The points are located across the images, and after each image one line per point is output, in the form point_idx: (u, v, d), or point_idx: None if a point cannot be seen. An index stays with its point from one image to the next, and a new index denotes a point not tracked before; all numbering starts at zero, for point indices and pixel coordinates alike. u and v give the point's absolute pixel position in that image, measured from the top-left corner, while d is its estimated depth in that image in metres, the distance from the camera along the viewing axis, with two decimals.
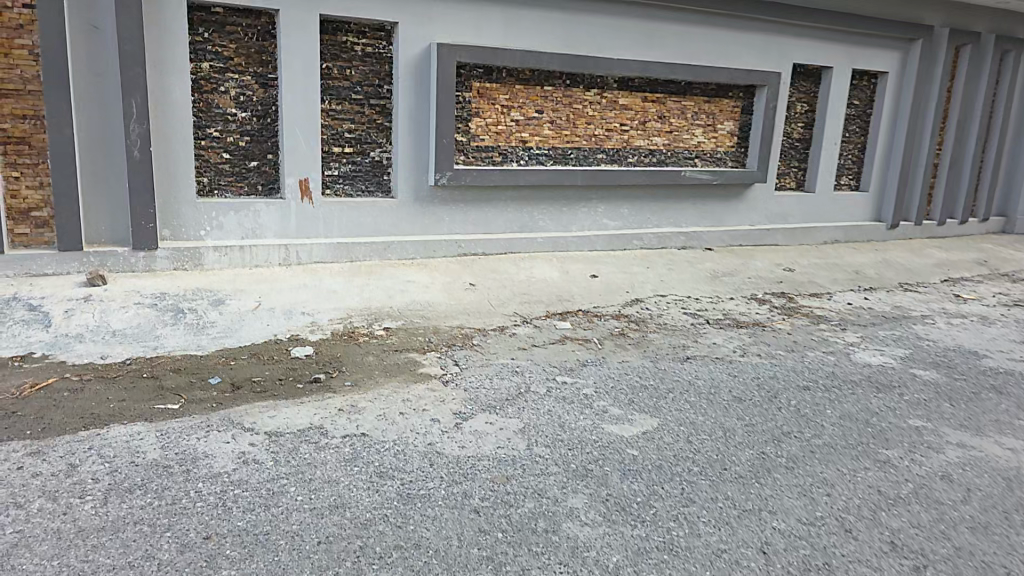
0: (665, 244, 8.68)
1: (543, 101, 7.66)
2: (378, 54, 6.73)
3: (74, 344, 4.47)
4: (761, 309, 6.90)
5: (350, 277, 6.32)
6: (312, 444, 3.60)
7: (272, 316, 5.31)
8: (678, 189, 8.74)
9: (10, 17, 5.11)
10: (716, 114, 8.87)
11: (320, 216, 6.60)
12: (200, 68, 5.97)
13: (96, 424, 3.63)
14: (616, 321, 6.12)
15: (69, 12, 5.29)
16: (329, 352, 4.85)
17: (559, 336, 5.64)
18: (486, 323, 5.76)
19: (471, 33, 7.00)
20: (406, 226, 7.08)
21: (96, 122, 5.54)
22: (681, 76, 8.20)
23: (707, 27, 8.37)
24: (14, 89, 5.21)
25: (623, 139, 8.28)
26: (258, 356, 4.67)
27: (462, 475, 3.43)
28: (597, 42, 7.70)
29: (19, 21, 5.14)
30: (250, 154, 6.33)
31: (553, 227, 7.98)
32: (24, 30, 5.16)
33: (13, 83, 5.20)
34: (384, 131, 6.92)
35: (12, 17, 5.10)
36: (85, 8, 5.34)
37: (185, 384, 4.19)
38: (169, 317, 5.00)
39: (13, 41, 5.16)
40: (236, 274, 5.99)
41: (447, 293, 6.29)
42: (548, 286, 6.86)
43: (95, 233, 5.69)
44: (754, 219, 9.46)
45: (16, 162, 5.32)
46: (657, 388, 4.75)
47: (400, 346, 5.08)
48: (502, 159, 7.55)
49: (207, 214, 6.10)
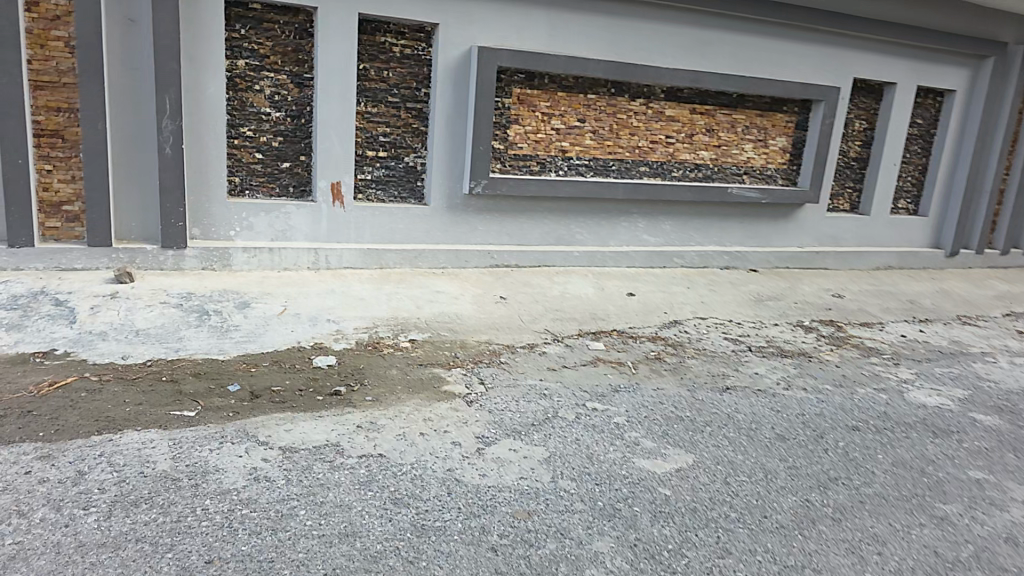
0: (706, 263, 8.37)
1: (584, 110, 7.43)
2: (416, 56, 6.59)
3: (97, 342, 4.41)
4: (808, 339, 6.59)
5: (379, 284, 6.20)
6: (326, 463, 3.44)
7: (298, 322, 5.20)
8: (722, 206, 8.41)
9: (47, 7, 5.10)
10: (769, 129, 8.55)
11: (351, 221, 6.51)
12: (236, 66, 5.91)
13: (109, 429, 3.51)
14: (651, 344, 5.87)
15: (107, 5, 5.28)
16: (352, 363, 4.71)
17: (590, 357, 5.41)
18: (516, 340, 5.57)
19: (514, 38, 6.82)
20: (438, 235, 6.95)
21: (129, 117, 5.52)
22: (730, 88, 7.88)
23: (760, 37, 8.04)
24: (50, 81, 5.21)
25: (667, 152, 8.00)
26: (280, 364, 4.56)
27: (481, 508, 3.22)
28: (644, 50, 7.44)
29: (56, 12, 5.13)
30: (283, 155, 6.25)
31: (590, 241, 7.74)
32: (61, 21, 5.15)
33: (49, 75, 5.19)
34: (419, 136, 6.79)
35: (50, 8, 5.08)
36: (122, 1, 5.32)
37: (204, 390, 4.06)
38: (194, 319, 4.93)
39: (50, 32, 5.14)
40: (265, 277, 5.92)
41: (477, 306, 6.12)
42: (582, 303, 6.63)
43: (124, 229, 5.67)
44: (804, 240, 9.09)
45: (50, 155, 5.31)
46: (694, 421, 4.49)
47: (424, 361, 4.91)
48: (540, 169, 7.34)
49: (238, 215, 6.05)
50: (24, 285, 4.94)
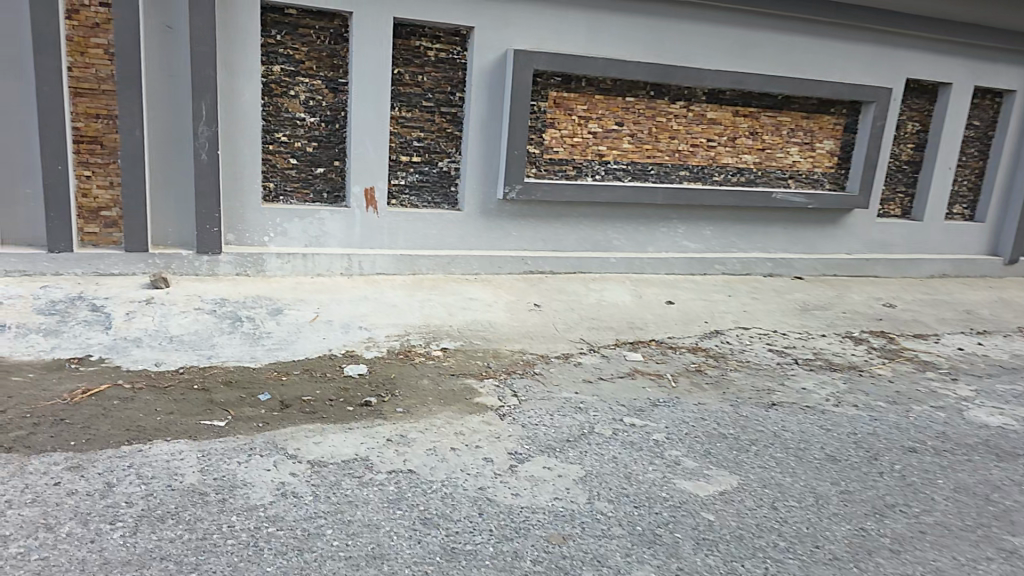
0: (749, 270, 8.11)
1: (623, 113, 7.24)
2: (451, 60, 6.50)
3: (132, 349, 4.40)
4: (858, 351, 6.33)
5: (411, 291, 6.12)
6: (355, 479, 3.33)
7: (330, 329, 5.14)
8: (766, 211, 8.12)
9: (87, 15, 5.14)
10: (817, 131, 8.25)
11: (384, 226, 6.44)
12: (271, 71, 5.90)
13: (140, 439, 3.47)
14: (692, 355, 5.66)
15: (145, 12, 5.31)
16: (383, 373, 4.62)
17: (628, 369, 5.23)
18: (550, 350, 5.42)
19: (551, 39, 6.68)
20: (472, 240, 6.84)
21: (166, 123, 5.54)
22: (776, 89, 7.59)
23: (807, 36, 7.73)
24: (89, 88, 5.26)
25: (709, 155, 7.75)
26: (311, 372, 4.49)
27: (514, 531, 3.07)
28: (685, 50, 7.22)
29: (95, 19, 5.17)
30: (317, 160, 6.22)
31: (628, 247, 7.54)
32: (100, 29, 5.19)
33: (88, 82, 5.24)
34: (453, 141, 6.69)
35: (89, 16, 5.12)
36: (160, 7, 5.34)
37: (235, 400, 4.01)
38: (227, 325, 4.91)
39: (89, 39, 5.19)
40: (298, 283, 5.89)
41: (511, 313, 5.98)
42: (619, 311, 6.45)
43: (160, 235, 5.71)
44: (853, 247, 8.76)
45: (88, 162, 5.36)
46: (738, 440, 4.28)
47: (456, 371, 4.79)
48: (576, 173, 7.17)
49: (272, 220, 6.03)
50: (63, 290, 4.99)
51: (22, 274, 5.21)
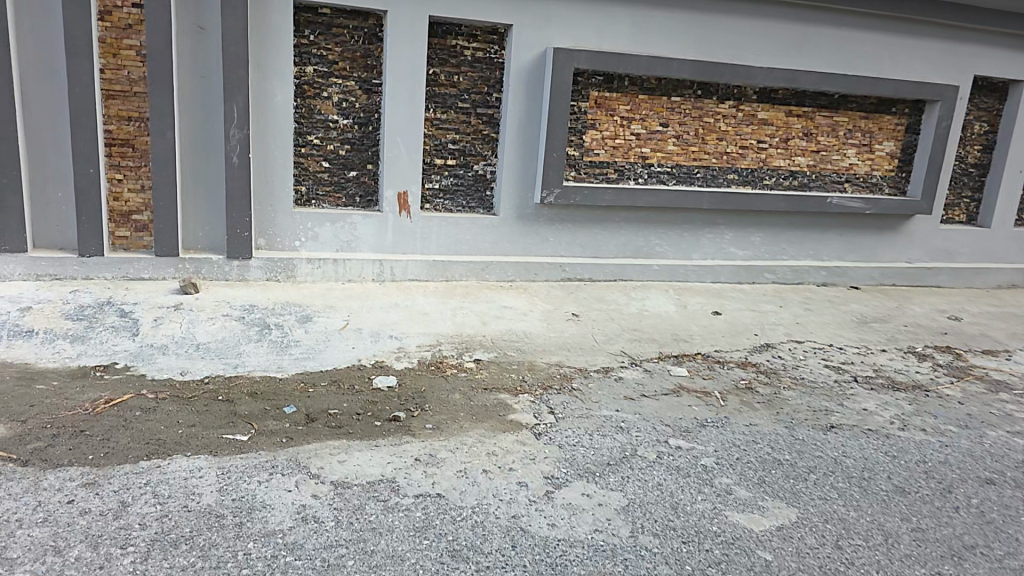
0: (801, 279, 7.69)
1: (667, 114, 6.91)
2: (488, 59, 6.28)
3: (157, 357, 4.29)
4: (922, 368, 5.92)
5: (444, 298, 5.91)
6: (380, 503, 3.11)
7: (359, 338, 4.96)
8: (818, 216, 7.69)
9: (120, 16, 5.08)
10: (874, 132, 7.79)
11: (417, 232, 6.26)
12: (304, 72, 5.76)
13: (159, 453, 3.32)
14: (741, 371, 5.39)
15: (178, 12, 5.23)
16: (413, 385, 4.41)
17: (673, 386, 4.96)
18: (589, 363, 5.15)
19: (593, 37, 6.40)
20: (507, 246, 6.60)
21: (198, 126, 5.46)
22: (831, 87, 7.16)
23: (866, 31, 7.28)
24: (122, 90, 5.20)
25: (759, 158, 7.36)
26: (339, 384, 4.31)
27: (550, 568, 2.81)
28: (735, 48, 6.86)
29: (128, 21, 5.12)
30: (350, 163, 6.07)
31: (671, 254, 7.22)
32: (133, 30, 5.13)
33: (121, 84, 5.19)
34: (489, 143, 6.47)
35: (122, 17, 5.07)
36: (194, 8, 5.26)
37: (260, 412, 3.85)
38: (255, 333, 4.77)
39: (122, 41, 5.14)
40: (329, 289, 5.75)
41: (547, 323, 5.73)
42: (661, 322, 6.14)
43: (191, 239, 5.63)
44: (912, 255, 8.28)
45: (120, 164, 5.31)
46: (795, 467, 3.98)
47: (490, 384, 4.55)
48: (618, 176, 6.87)
49: (303, 225, 5.91)
50: (92, 295, 4.93)
51: (53, 278, 5.17)
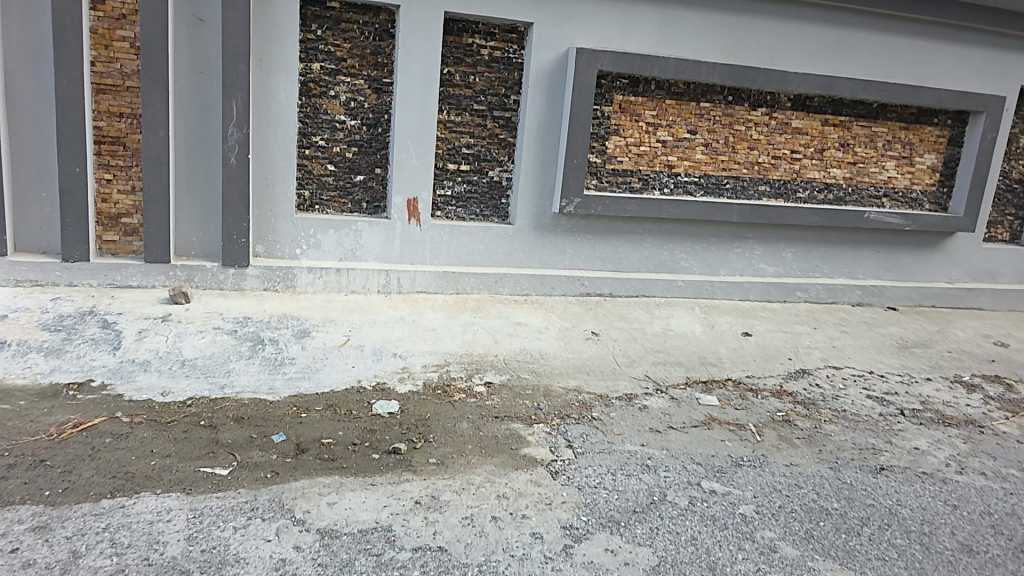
0: (835, 298, 7.20)
1: (696, 120, 6.48)
2: (507, 59, 5.89)
3: (137, 374, 3.91)
4: (973, 401, 5.41)
5: (454, 312, 5.50)
6: (372, 559, 2.69)
7: (360, 356, 4.56)
8: (854, 232, 7.21)
9: (112, 6, 4.75)
10: (915, 144, 7.31)
11: (427, 240, 5.87)
12: (310, 69, 5.39)
13: (124, 489, 2.94)
14: (777, 402, 4.94)
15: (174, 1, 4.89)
16: (415, 412, 3.99)
17: (703, 417, 4.52)
18: (610, 389, 4.71)
19: (618, 38, 5.99)
20: (522, 258, 6.19)
21: (194, 124, 5.10)
22: (872, 95, 6.70)
23: (909, 37, 6.81)
24: (114, 85, 4.86)
25: (792, 169, 6.90)
26: (335, 410, 3.90)
27: None
28: (770, 51, 6.41)
29: (122, 10, 4.78)
30: (357, 167, 5.68)
31: (697, 269, 6.76)
32: (127, 20, 4.79)
33: (113, 78, 4.85)
34: (505, 148, 6.07)
35: (115, 6, 4.73)
36: None
37: (244, 441, 3.46)
38: (246, 349, 4.38)
39: (115, 32, 4.80)
40: (330, 301, 5.36)
41: (564, 343, 5.29)
42: (687, 344, 5.69)
43: (184, 245, 5.27)
44: (952, 275, 7.76)
45: (110, 164, 4.96)
46: (845, 519, 3.52)
47: (501, 412, 4.12)
48: (642, 186, 6.45)
49: (304, 231, 5.53)
50: (74, 304, 4.57)
51: (33, 284, 4.82)
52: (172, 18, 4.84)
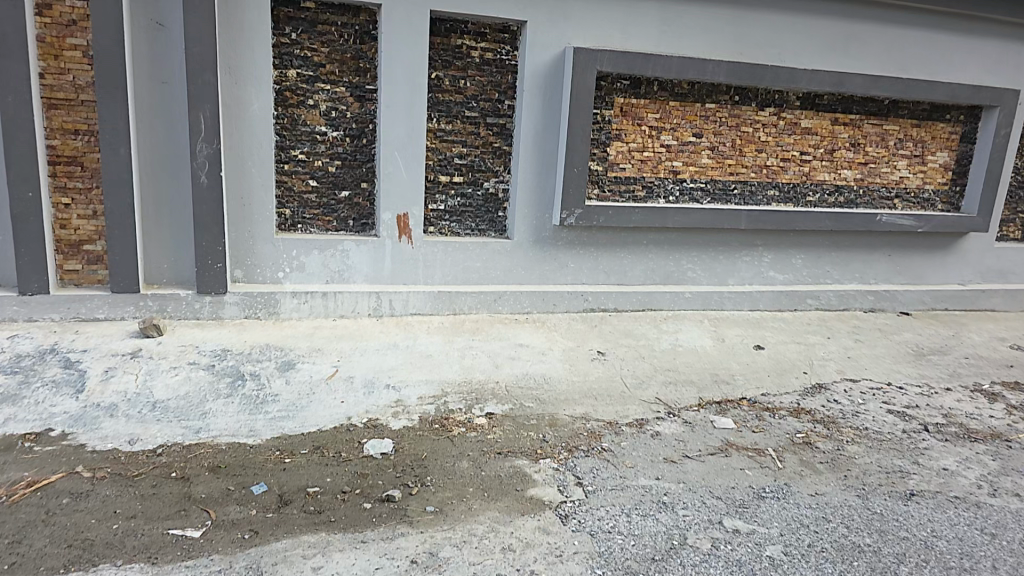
0: (847, 305, 6.96)
1: (701, 122, 6.20)
2: (498, 61, 5.57)
3: (102, 421, 3.61)
4: (997, 411, 5.06)
5: (450, 336, 5.16)
6: None
7: (350, 390, 4.21)
8: (866, 235, 6.95)
9: (60, 11, 4.40)
10: (926, 142, 7.07)
11: (419, 258, 5.54)
12: (286, 77, 5.05)
13: (78, 561, 2.61)
14: (796, 422, 4.54)
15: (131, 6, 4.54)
16: (411, 452, 3.65)
17: (720, 443, 4.12)
18: (620, 415, 4.38)
19: (617, 36, 5.69)
20: (522, 274, 5.87)
21: (160, 140, 4.76)
22: (881, 92, 6.43)
23: (917, 29, 6.54)
24: (66, 99, 4.52)
25: (802, 171, 6.66)
26: (322, 452, 3.55)
27: None
28: (774, 48, 6.13)
29: (71, 16, 4.44)
30: (342, 182, 5.35)
31: (704, 279, 6.50)
32: (77, 27, 4.45)
33: (65, 91, 4.50)
34: (500, 157, 5.76)
35: (63, 12, 4.39)
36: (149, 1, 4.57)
37: (220, 494, 3.13)
38: (224, 386, 4.04)
39: (66, 40, 4.46)
40: (317, 327, 5.03)
41: (568, 365, 4.97)
42: (698, 360, 5.38)
43: (156, 273, 4.92)
44: (964, 276, 7.50)
45: (67, 186, 4.61)
46: (880, 557, 3.09)
47: (504, 448, 3.78)
48: (646, 194, 6.16)
49: (287, 253, 5.19)
50: (34, 342, 4.24)
51: None
52: (127, 24, 4.48)
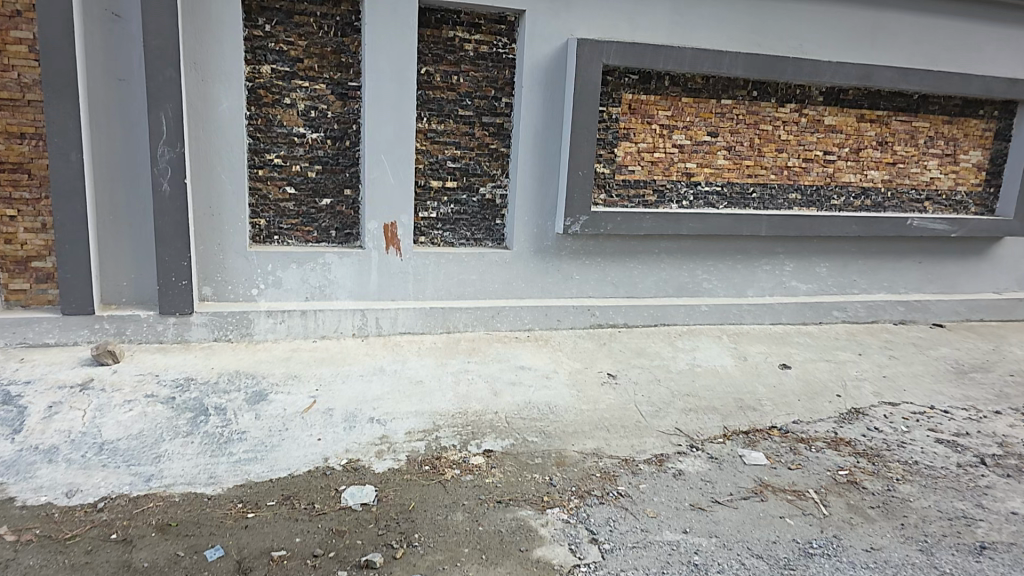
0: (875, 317, 6.44)
1: (717, 120, 5.69)
2: (495, 55, 5.08)
3: (40, 468, 3.11)
4: None
5: (443, 359, 4.65)
6: None
7: (328, 425, 3.70)
8: (894, 241, 6.43)
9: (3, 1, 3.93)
10: (959, 140, 6.54)
11: (409, 272, 5.04)
12: (260, 73, 4.56)
13: None
14: (837, 455, 4.01)
15: None
16: (397, 501, 3.13)
17: (752, 484, 3.59)
18: (636, 450, 3.85)
19: (625, 26, 5.20)
20: (523, 287, 5.38)
21: (117, 144, 4.28)
22: (912, 85, 5.92)
23: (950, 18, 6.03)
24: (10, 99, 4.04)
25: (825, 172, 6.14)
26: (292, 504, 3.04)
27: None
28: (796, 38, 5.62)
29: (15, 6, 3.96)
30: (322, 188, 4.86)
31: (721, 290, 5.99)
32: (23, 18, 3.97)
33: (9, 91, 4.03)
34: (497, 160, 5.26)
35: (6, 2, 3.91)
36: None
37: (166, 562, 2.62)
38: (184, 422, 3.55)
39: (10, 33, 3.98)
40: (294, 351, 4.53)
41: (576, 391, 4.45)
42: (719, 383, 4.86)
43: (113, 292, 4.44)
44: (1000, 284, 6.96)
45: (12, 197, 4.14)
46: None
47: (506, 495, 3.26)
48: (657, 198, 5.65)
49: (262, 268, 4.70)
50: None
51: None
52: (78, 14, 4.00)
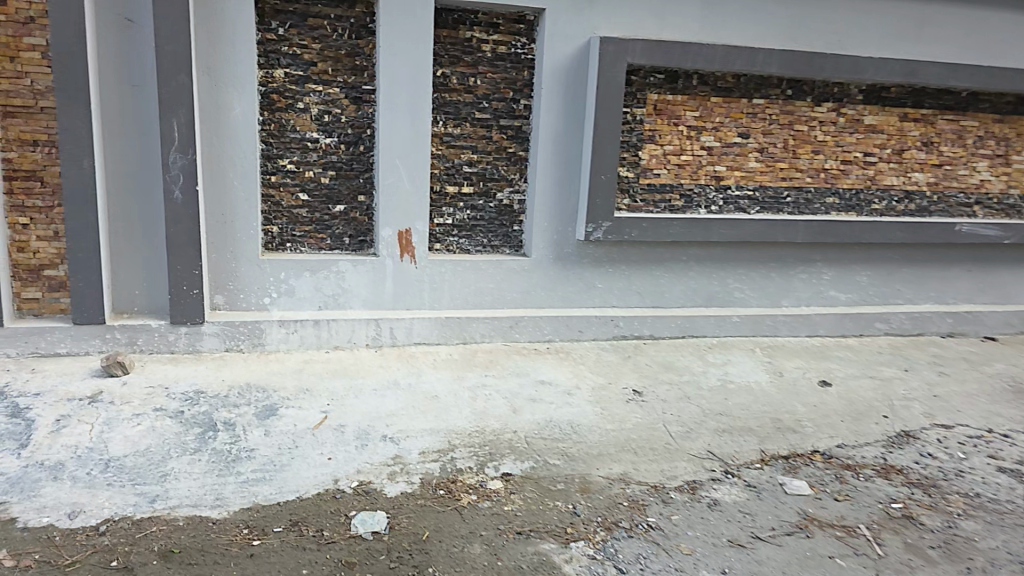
0: (921, 329, 6.04)
1: (748, 120, 5.38)
2: (514, 56, 4.86)
3: (44, 486, 2.99)
4: None
5: (460, 372, 4.45)
6: None
7: (340, 443, 3.52)
8: (941, 249, 6.03)
9: (17, 7, 3.85)
10: (1012, 139, 6.11)
11: (425, 281, 4.86)
12: (273, 78, 4.42)
13: None
14: (887, 485, 3.69)
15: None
16: (411, 530, 2.93)
17: (796, 518, 3.30)
18: (666, 475, 3.59)
19: (652, 24, 4.93)
20: (543, 296, 5.15)
21: (129, 151, 4.18)
22: (962, 82, 5.53)
23: (1005, 10, 5.62)
24: (24, 106, 3.97)
25: (865, 175, 5.78)
26: (300, 531, 2.86)
27: None
28: (836, 34, 5.29)
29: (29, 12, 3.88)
30: (336, 195, 4.70)
31: (754, 301, 5.67)
32: (36, 24, 3.89)
33: (22, 98, 3.95)
34: (516, 164, 5.04)
35: (19, 7, 3.84)
36: None
37: None
38: (191, 438, 3.42)
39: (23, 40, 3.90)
40: (307, 362, 4.39)
41: (600, 409, 4.20)
42: (754, 401, 4.56)
43: (126, 300, 4.35)
44: None
45: (26, 205, 4.07)
46: None
47: (527, 525, 3.03)
48: (684, 204, 5.36)
49: (274, 276, 4.57)
50: None
51: None
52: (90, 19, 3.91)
